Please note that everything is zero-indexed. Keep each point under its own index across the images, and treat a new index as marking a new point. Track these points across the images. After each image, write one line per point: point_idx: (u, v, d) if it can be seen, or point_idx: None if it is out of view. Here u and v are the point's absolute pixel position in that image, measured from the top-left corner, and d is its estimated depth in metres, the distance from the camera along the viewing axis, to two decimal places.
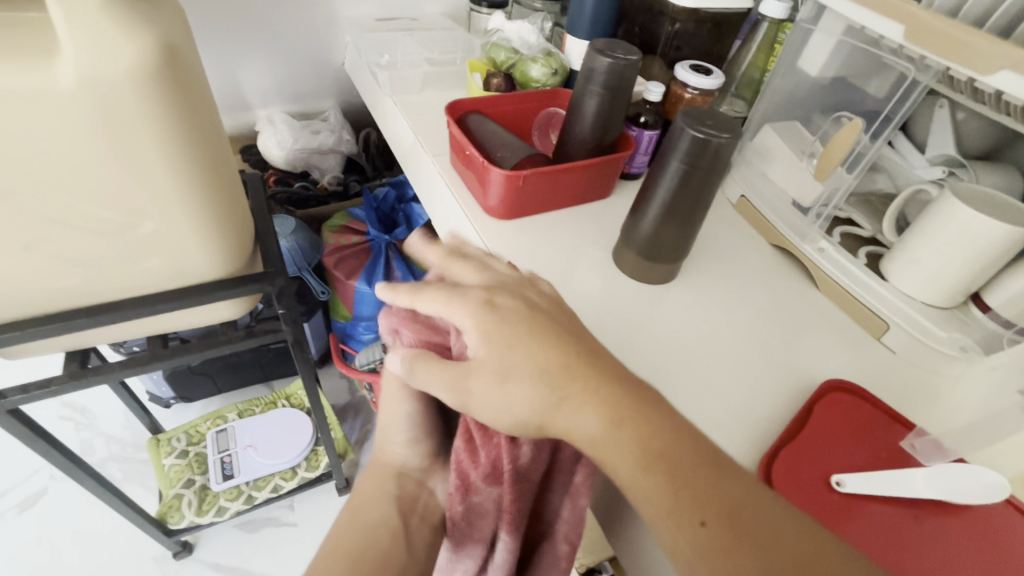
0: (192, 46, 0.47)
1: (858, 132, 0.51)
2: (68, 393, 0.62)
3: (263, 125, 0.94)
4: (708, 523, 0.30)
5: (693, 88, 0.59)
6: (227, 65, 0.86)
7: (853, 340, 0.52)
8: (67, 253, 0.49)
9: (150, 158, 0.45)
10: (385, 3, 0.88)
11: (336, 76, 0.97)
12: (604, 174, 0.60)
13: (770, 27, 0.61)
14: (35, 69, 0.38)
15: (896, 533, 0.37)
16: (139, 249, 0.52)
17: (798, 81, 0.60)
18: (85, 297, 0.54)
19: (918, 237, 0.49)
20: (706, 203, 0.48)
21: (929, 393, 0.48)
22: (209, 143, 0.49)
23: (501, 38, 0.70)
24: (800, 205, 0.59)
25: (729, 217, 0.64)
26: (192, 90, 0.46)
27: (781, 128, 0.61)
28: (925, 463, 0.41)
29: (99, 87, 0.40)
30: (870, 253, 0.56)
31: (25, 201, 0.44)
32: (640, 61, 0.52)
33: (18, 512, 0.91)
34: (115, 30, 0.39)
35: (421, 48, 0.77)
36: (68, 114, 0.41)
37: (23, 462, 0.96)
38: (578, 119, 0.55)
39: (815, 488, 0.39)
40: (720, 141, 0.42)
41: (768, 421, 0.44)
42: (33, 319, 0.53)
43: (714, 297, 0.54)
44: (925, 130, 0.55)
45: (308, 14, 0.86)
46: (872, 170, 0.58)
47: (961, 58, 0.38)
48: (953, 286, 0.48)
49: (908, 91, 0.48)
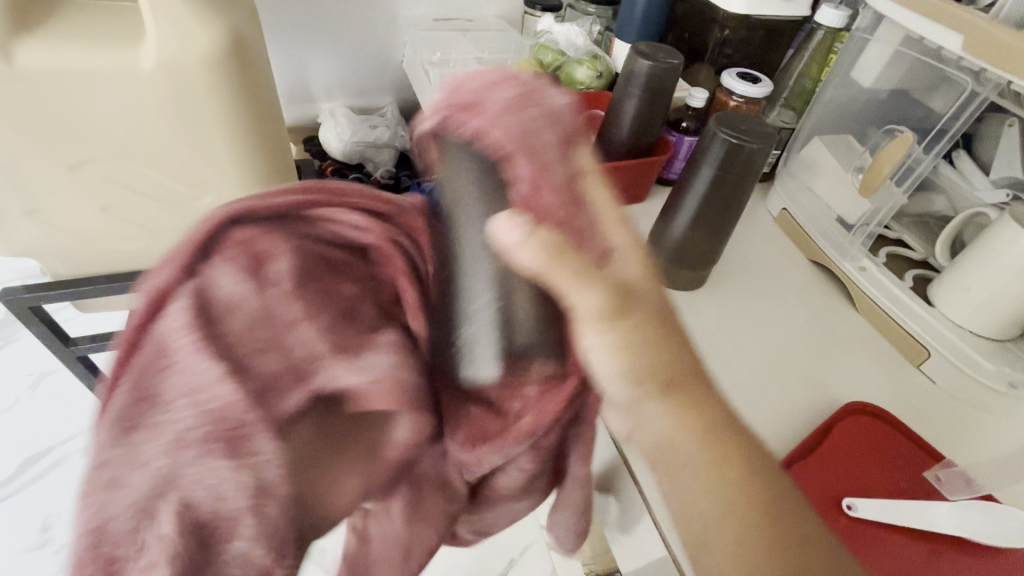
0: (258, 37, 0.51)
1: (910, 145, 0.49)
2: (128, 346, 0.68)
3: (325, 117, 0.99)
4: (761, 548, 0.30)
5: (738, 96, 0.58)
6: (295, 59, 0.92)
7: (889, 365, 0.49)
8: (136, 218, 0.55)
9: (213, 136, 0.50)
10: (444, 5, 0.92)
11: (394, 73, 1.01)
12: (641, 177, 0.60)
13: (826, 35, 0.59)
14: (123, 52, 0.43)
15: (908, 566, 0.35)
16: (198, 220, 0.57)
17: (852, 93, 0.57)
18: (150, 261, 0.60)
19: (968, 262, 0.46)
20: (738, 211, 0.47)
21: (968, 428, 0.45)
22: (268, 124, 0.53)
23: (549, 41, 0.72)
24: (845, 222, 0.56)
25: (768, 229, 0.62)
26: (255, 76, 0.50)
27: (831, 140, 0.59)
28: (949, 497, 0.39)
29: (175, 69, 0.45)
30: (918, 276, 0.53)
31: (105, 167, 0.50)
32: (681, 66, 0.52)
33: (82, 455, 1.00)
34: (192, 20, 0.43)
35: (473, 48, 0.80)
36: (145, 91, 0.45)
37: (89, 411, 1.06)
38: (616, 120, 0.55)
39: (824, 509, 0.38)
40: (754, 147, 0.42)
41: (785, 435, 0.43)
42: (103, 276, 0.59)
43: (744, 309, 0.53)
44: (990, 149, 0.51)
45: (373, 13, 0.90)
46: (929, 190, 0.55)
47: (1019, 69, 0.36)
48: (1006, 316, 0.45)
49: (965, 103, 0.45)
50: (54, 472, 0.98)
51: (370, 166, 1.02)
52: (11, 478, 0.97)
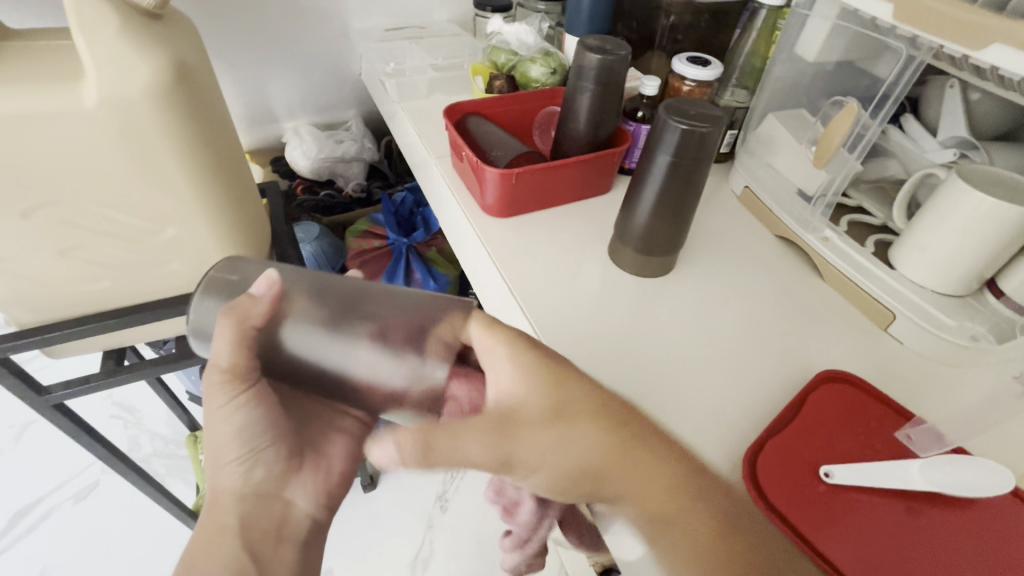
0: (205, 64, 0.50)
1: (857, 113, 0.50)
2: (105, 389, 0.66)
3: (289, 136, 0.98)
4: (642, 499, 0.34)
5: (691, 80, 0.59)
6: (252, 82, 0.91)
7: (858, 329, 0.51)
8: (97, 258, 0.54)
9: (169, 168, 0.49)
10: (396, 13, 0.91)
11: (354, 85, 1.01)
12: (601, 168, 0.60)
13: (769, 13, 0.60)
14: (65, 92, 0.42)
15: (886, 527, 0.36)
16: (162, 254, 0.56)
17: (799, 68, 0.58)
18: (116, 300, 0.58)
19: (923, 222, 0.47)
20: (696, 194, 0.47)
21: (936, 383, 0.46)
22: (223, 149, 0.53)
23: (501, 41, 0.72)
24: (805, 194, 0.57)
25: (734, 209, 0.64)
26: (204, 103, 0.49)
27: (784, 116, 0.60)
28: (921, 454, 0.40)
29: (120, 104, 0.44)
30: (879, 241, 0.54)
31: (59, 210, 0.49)
32: (628, 55, 0.53)
33: (73, 503, 0.98)
34: (131, 53, 0.43)
35: (426, 55, 0.80)
36: (92, 130, 0.44)
37: (77, 457, 1.04)
38: (572, 116, 0.56)
39: (802, 477, 0.39)
40: (703, 131, 0.43)
41: (760, 410, 0.44)
42: (69, 320, 0.57)
43: (714, 289, 0.54)
44: (937, 110, 0.53)
45: (324, 27, 0.90)
46: (882, 156, 0.56)
47: (949, 33, 0.38)
48: (966, 273, 0.46)
49: (903, 69, 0.46)
50: (46, 523, 0.96)
51: (339, 180, 1.04)
52: (2, 534, 0.94)
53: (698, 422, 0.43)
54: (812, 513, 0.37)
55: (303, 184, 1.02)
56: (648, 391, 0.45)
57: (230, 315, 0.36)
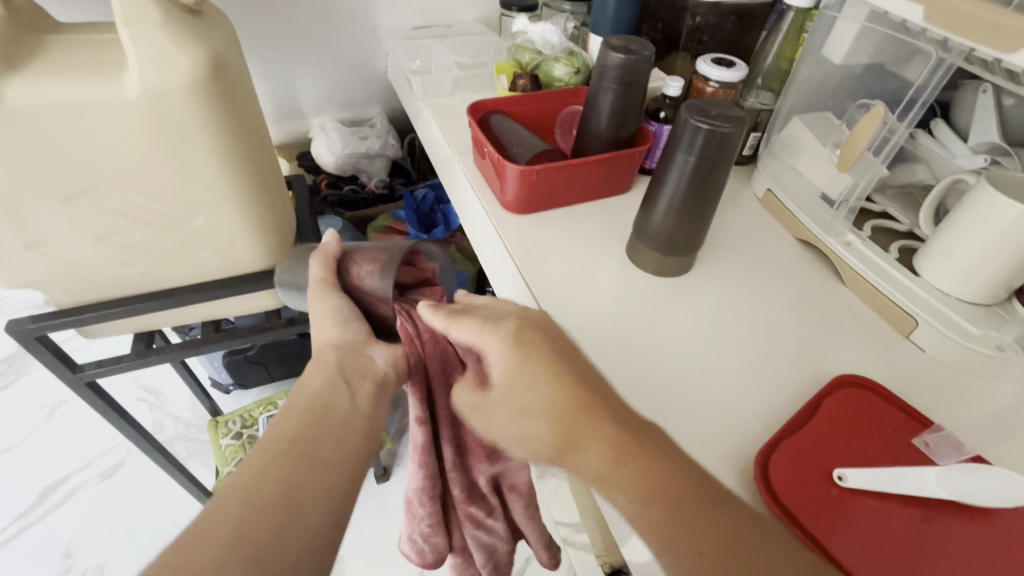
0: (239, 59, 0.52)
1: (883, 116, 0.49)
2: (134, 370, 0.69)
3: (316, 132, 1.01)
4: (619, 456, 0.35)
5: (714, 82, 0.58)
6: (282, 78, 0.94)
7: (879, 337, 0.50)
8: (132, 244, 0.56)
9: (201, 158, 0.51)
10: (423, 12, 0.93)
11: (380, 83, 1.03)
12: (621, 168, 0.60)
13: (797, 15, 0.60)
14: (108, 83, 0.44)
15: (897, 533, 0.36)
16: (192, 241, 0.58)
17: (826, 70, 0.58)
18: (148, 284, 0.61)
19: (949, 229, 0.47)
20: (716, 195, 0.48)
21: (956, 391, 0.45)
22: (253, 141, 0.54)
23: (526, 40, 0.73)
24: (828, 198, 0.56)
25: (754, 211, 0.63)
26: (237, 97, 0.51)
27: (809, 119, 0.59)
28: (939, 461, 0.39)
29: (157, 94, 0.46)
30: (903, 247, 0.53)
31: (98, 196, 0.51)
32: (652, 56, 0.53)
33: (100, 480, 1.02)
34: (171, 46, 0.44)
35: (452, 53, 0.81)
36: (129, 119, 0.46)
37: (104, 437, 1.08)
38: (594, 115, 0.56)
39: (814, 481, 0.38)
40: (724, 131, 0.43)
41: (773, 414, 0.44)
42: (104, 302, 0.60)
43: (731, 292, 0.54)
44: (968, 115, 0.52)
45: (353, 25, 0.91)
46: (910, 161, 0.55)
47: (983, 36, 0.37)
48: (992, 281, 0.45)
49: (933, 72, 0.45)
50: (74, 499, 1.00)
51: (362, 176, 1.06)
52: (32, 508, 0.98)
53: (712, 422, 0.43)
54: (824, 516, 0.37)
55: (327, 180, 1.05)
56: (663, 389, 0.45)
57: (365, 252, 0.46)
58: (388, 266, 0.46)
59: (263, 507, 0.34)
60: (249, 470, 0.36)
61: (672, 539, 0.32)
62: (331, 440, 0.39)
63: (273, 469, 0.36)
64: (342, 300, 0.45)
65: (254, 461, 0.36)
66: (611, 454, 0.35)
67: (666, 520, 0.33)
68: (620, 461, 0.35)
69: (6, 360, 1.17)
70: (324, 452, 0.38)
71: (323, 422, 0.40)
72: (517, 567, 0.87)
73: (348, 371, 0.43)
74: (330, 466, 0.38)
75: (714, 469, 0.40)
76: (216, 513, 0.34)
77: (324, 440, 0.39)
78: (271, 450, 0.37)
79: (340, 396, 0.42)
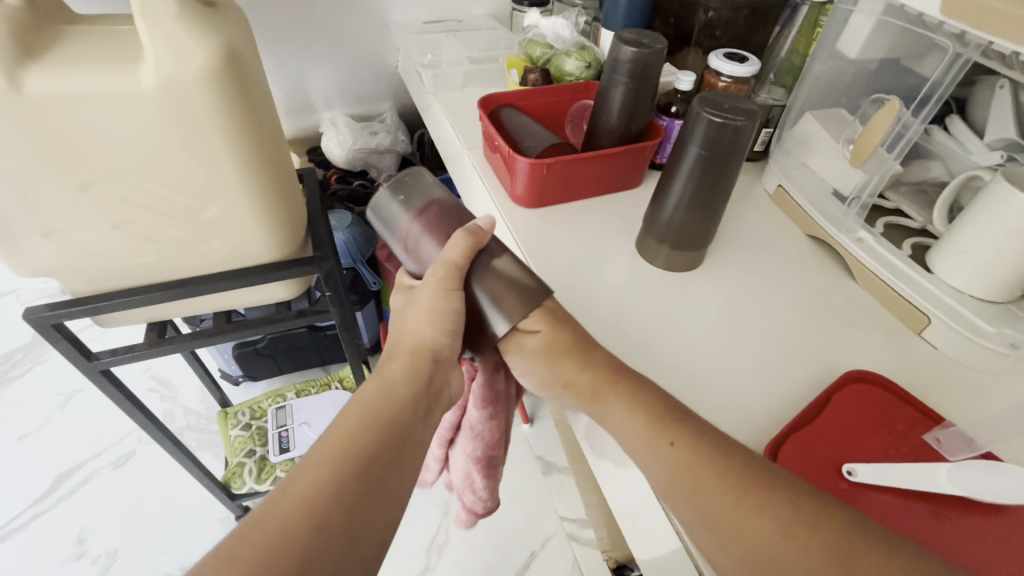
0: (253, 51, 0.52)
1: (898, 111, 0.49)
2: (147, 358, 0.70)
3: (327, 126, 1.01)
4: (675, 443, 0.35)
5: (727, 76, 0.58)
6: (294, 73, 0.94)
7: (890, 334, 0.50)
8: (146, 234, 0.57)
9: (215, 149, 0.51)
10: (435, 7, 0.93)
11: (391, 78, 1.03)
12: (631, 163, 0.60)
13: (811, 10, 0.59)
14: (126, 74, 0.45)
15: (907, 528, 0.36)
16: (205, 232, 0.58)
17: (840, 65, 0.57)
18: (162, 274, 0.62)
19: (964, 225, 0.46)
20: (727, 189, 0.47)
21: (969, 389, 0.45)
22: (266, 132, 0.55)
23: (537, 35, 0.73)
24: (840, 194, 0.56)
25: (765, 207, 0.63)
26: (252, 89, 0.51)
27: (822, 115, 0.58)
28: (950, 458, 0.39)
29: (173, 85, 0.46)
30: (916, 244, 0.53)
31: (114, 186, 0.52)
32: (664, 49, 0.52)
33: (112, 469, 1.04)
34: (187, 37, 0.45)
35: (463, 48, 0.81)
36: (146, 109, 0.47)
37: (117, 426, 1.09)
38: (605, 109, 0.56)
39: (823, 475, 0.38)
40: (737, 124, 0.42)
41: (782, 408, 0.44)
42: (118, 290, 0.61)
43: (741, 288, 0.53)
44: (985, 111, 0.51)
45: (365, 19, 0.92)
46: (925, 158, 0.54)
47: (1001, 29, 0.37)
48: (1008, 279, 0.45)
49: (949, 66, 0.45)
50: (87, 486, 1.01)
51: (372, 171, 1.06)
52: (46, 494, 1.00)
53: (720, 417, 0.43)
54: None
55: (338, 174, 1.05)
56: (671, 383, 0.45)
57: (464, 233, 0.42)
58: (478, 257, 0.42)
59: (327, 533, 0.33)
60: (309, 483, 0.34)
61: (746, 532, 0.32)
62: (398, 478, 0.37)
63: (341, 487, 0.34)
64: (444, 292, 0.41)
65: (322, 470, 0.35)
66: (665, 442, 0.36)
67: (716, 510, 0.33)
68: (676, 457, 0.35)
69: (22, 348, 1.19)
70: (391, 487, 0.37)
71: (396, 446, 0.38)
72: (521, 561, 0.87)
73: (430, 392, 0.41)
74: (393, 500, 0.37)
75: None
76: (276, 512, 0.33)
77: (394, 465, 0.37)
78: (344, 464, 0.35)
79: (415, 423, 0.39)
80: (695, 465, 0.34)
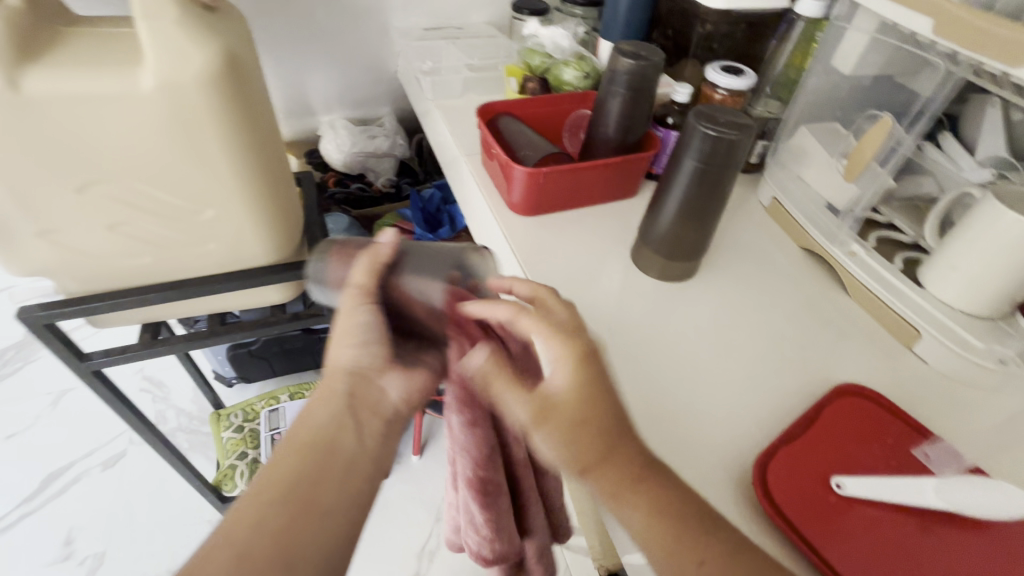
0: (253, 56, 0.53)
1: (891, 127, 0.50)
2: (138, 360, 0.69)
3: (325, 129, 1.01)
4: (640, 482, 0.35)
5: (723, 89, 0.59)
6: (293, 76, 0.94)
7: (881, 347, 0.50)
8: (141, 235, 0.57)
9: (211, 152, 0.51)
10: (435, 14, 0.93)
11: (390, 83, 1.03)
12: (628, 173, 0.61)
13: (807, 25, 0.60)
14: (124, 76, 0.45)
15: (895, 542, 0.36)
16: (201, 234, 0.58)
17: (835, 80, 0.58)
18: (157, 275, 0.61)
19: (954, 241, 0.47)
20: (721, 201, 0.48)
21: (958, 404, 0.46)
22: (265, 136, 0.55)
23: (536, 44, 0.73)
24: (834, 208, 0.57)
25: (760, 219, 0.63)
26: (251, 93, 0.51)
27: (818, 129, 0.59)
28: (938, 472, 0.40)
29: (171, 87, 0.46)
30: (907, 258, 0.53)
31: (110, 187, 0.52)
32: (662, 62, 0.53)
33: (101, 469, 1.03)
34: (188, 40, 0.45)
35: (463, 55, 0.82)
36: (143, 112, 0.47)
37: (108, 426, 1.08)
38: (603, 119, 0.57)
39: (813, 488, 0.39)
40: (731, 138, 0.43)
41: (772, 420, 0.44)
42: (111, 291, 0.60)
43: (735, 299, 0.54)
44: (975, 129, 0.52)
45: (366, 25, 0.92)
46: (916, 173, 0.55)
47: (991, 50, 0.37)
48: (998, 295, 0.45)
49: (940, 83, 0.46)
50: (75, 487, 1.01)
51: (370, 174, 1.07)
52: (34, 494, 0.99)
53: (711, 428, 0.43)
54: (822, 523, 0.37)
55: (335, 177, 1.04)
56: (664, 394, 0.45)
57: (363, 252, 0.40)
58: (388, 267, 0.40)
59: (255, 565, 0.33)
60: (243, 514, 0.35)
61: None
62: (331, 492, 0.38)
63: (273, 520, 0.35)
64: (353, 303, 0.40)
65: (249, 512, 0.36)
66: (632, 480, 0.35)
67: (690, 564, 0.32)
68: (643, 498, 0.34)
69: (13, 346, 1.18)
70: (324, 508, 0.37)
71: (319, 470, 0.39)
72: None
73: (356, 400, 0.42)
74: (327, 513, 0.37)
75: (712, 472, 0.40)
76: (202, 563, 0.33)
77: (329, 482, 0.38)
78: (270, 492, 0.37)
79: (348, 444, 0.40)
80: (670, 507, 0.34)
